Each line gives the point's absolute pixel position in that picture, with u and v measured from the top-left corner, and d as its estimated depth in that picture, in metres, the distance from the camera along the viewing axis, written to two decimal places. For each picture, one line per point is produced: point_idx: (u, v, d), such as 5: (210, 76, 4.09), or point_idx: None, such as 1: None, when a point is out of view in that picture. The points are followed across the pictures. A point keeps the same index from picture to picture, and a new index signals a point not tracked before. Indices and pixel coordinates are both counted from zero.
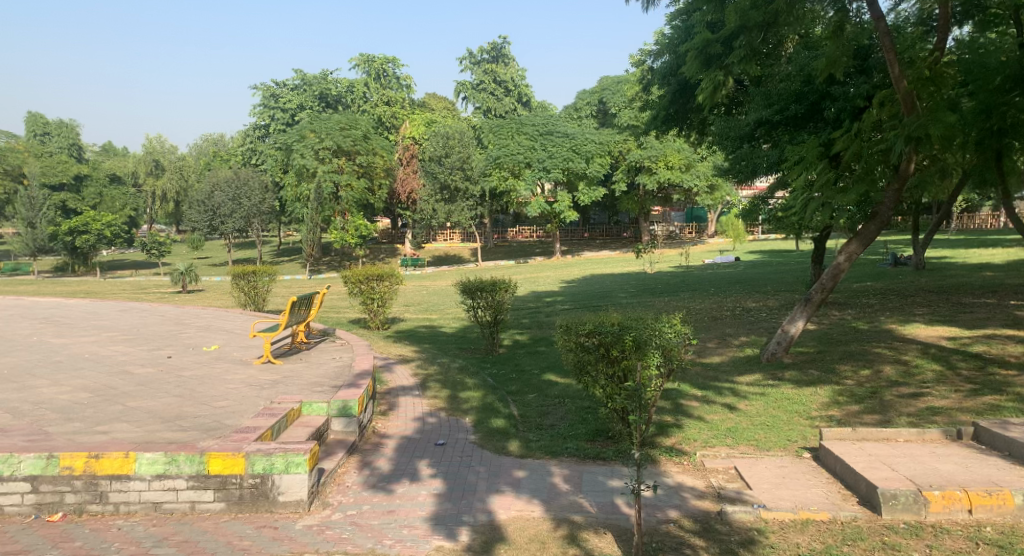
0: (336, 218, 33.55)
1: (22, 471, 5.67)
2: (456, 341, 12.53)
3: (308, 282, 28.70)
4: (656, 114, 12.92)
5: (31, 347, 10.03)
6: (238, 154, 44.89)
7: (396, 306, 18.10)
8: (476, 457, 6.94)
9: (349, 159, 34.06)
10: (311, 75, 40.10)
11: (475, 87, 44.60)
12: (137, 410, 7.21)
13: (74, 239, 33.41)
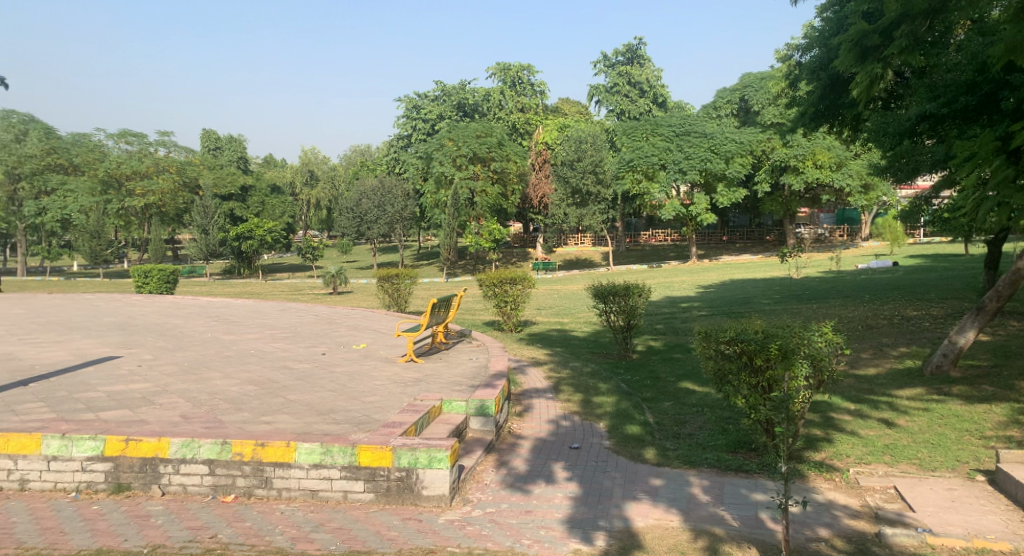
0: (471, 223, 34.43)
1: (201, 454, 6.22)
2: (590, 346, 12.60)
3: (445, 286, 29.54)
4: (805, 111, 12.58)
5: (206, 343, 10.94)
6: (384, 163, 46.74)
7: (530, 309, 18.38)
8: (612, 462, 7.01)
9: (483, 166, 34.69)
10: (450, 86, 41.28)
11: (610, 90, 44.55)
12: (296, 402, 7.73)
13: (241, 245, 36.02)
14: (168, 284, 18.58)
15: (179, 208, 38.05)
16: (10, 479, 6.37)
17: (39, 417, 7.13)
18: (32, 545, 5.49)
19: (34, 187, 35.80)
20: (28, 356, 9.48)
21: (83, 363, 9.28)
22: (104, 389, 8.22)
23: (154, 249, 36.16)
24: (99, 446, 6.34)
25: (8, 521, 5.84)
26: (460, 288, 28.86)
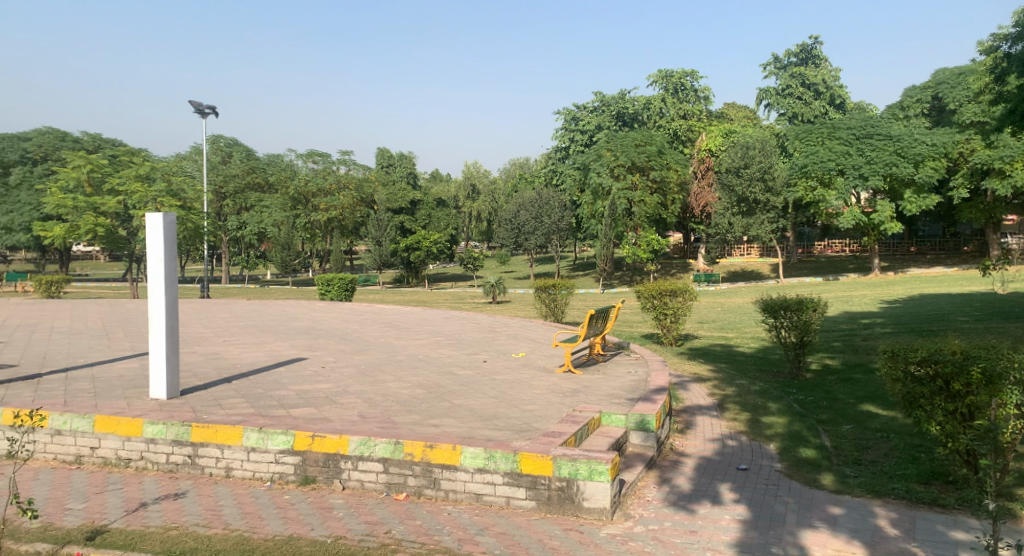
0: (629, 234, 33.99)
1: (376, 453, 6.65)
2: (757, 362, 12.27)
3: (603, 296, 29.66)
4: (1015, 108, 11.72)
5: (379, 347, 11.62)
6: (543, 175, 47.47)
7: (692, 323, 18.12)
8: (784, 486, 6.85)
9: (642, 175, 34.56)
10: (610, 96, 41.29)
11: (781, 93, 43.17)
12: (460, 407, 8.07)
13: (409, 255, 37.77)
14: (346, 292, 19.76)
15: (356, 221, 40.24)
16: (217, 466, 7.09)
17: (240, 411, 7.88)
18: (236, 527, 6.07)
19: (236, 204, 39.47)
20: (229, 355, 10.47)
21: (274, 363, 10.12)
22: (293, 387, 8.94)
23: (334, 260, 38.60)
24: (290, 440, 6.90)
25: (216, 504, 6.50)
26: (620, 298, 28.93)
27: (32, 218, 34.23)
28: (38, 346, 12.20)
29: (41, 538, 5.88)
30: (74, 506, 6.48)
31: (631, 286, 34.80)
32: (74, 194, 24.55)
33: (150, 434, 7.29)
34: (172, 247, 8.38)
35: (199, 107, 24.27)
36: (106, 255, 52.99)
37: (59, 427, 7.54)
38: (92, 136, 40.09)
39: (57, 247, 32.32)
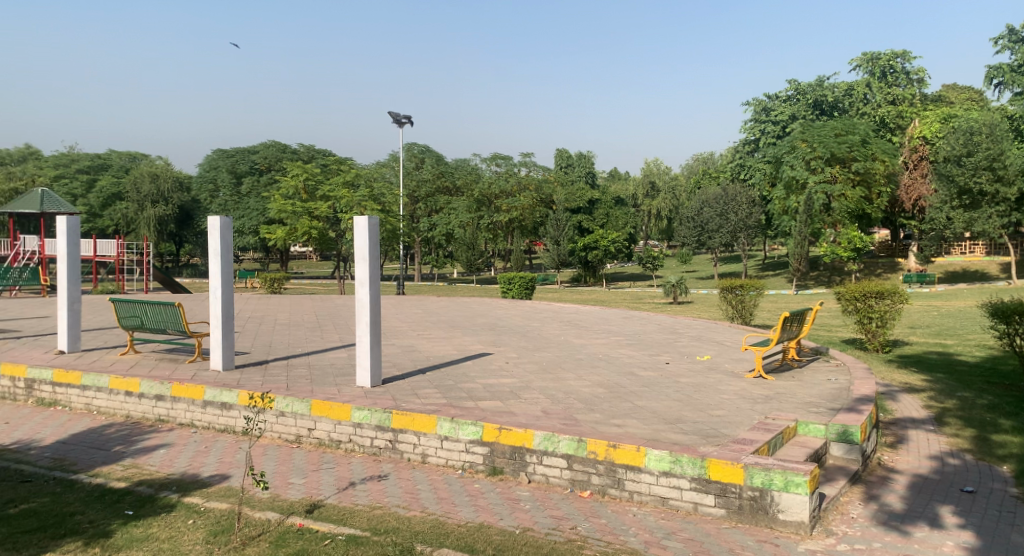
0: (826, 231, 32.55)
1: (560, 449, 6.83)
2: (983, 373, 11.32)
3: (796, 298, 28.33)
4: None
5: (562, 345, 11.84)
6: (729, 171, 46.09)
7: (902, 328, 17.03)
8: (1018, 515, 6.32)
9: (844, 167, 32.60)
10: (806, 84, 39.67)
11: (1016, 70, 39.40)
12: (644, 408, 8.10)
13: (587, 255, 37.93)
14: (527, 290, 20.23)
15: (535, 221, 40.88)
16: (415, 451, 7.59)
17: (434, 402, 8.35)
18: (431, 511, 6.47)
19: (427, 207, 41.45)
20: (422, 348, 11.09)
21: (464, 357, 10.61)
22: (481, 381, 9.33)
23: (515, 260, 39.63)
24: (479, 431, 7.25)
25: (414, 488, 6.97)
26: (816, 301, 27.68)
27: (257, 222, 37.91)
28: (263, 336, 13.55)
29: (269, 507, 6.59)
30: (294, 481, 7.20)
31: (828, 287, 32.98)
32: (293, 200, 26.91)
33: (357, 419, 7.91)
34: (376, 245, 9.05)
35: (397, 117, 25.70)
36: (315, 253, 57.50)
37: (281, 408, 8.36)
38: (306, 145, 43.51)
39: (275, 248, 35.51)
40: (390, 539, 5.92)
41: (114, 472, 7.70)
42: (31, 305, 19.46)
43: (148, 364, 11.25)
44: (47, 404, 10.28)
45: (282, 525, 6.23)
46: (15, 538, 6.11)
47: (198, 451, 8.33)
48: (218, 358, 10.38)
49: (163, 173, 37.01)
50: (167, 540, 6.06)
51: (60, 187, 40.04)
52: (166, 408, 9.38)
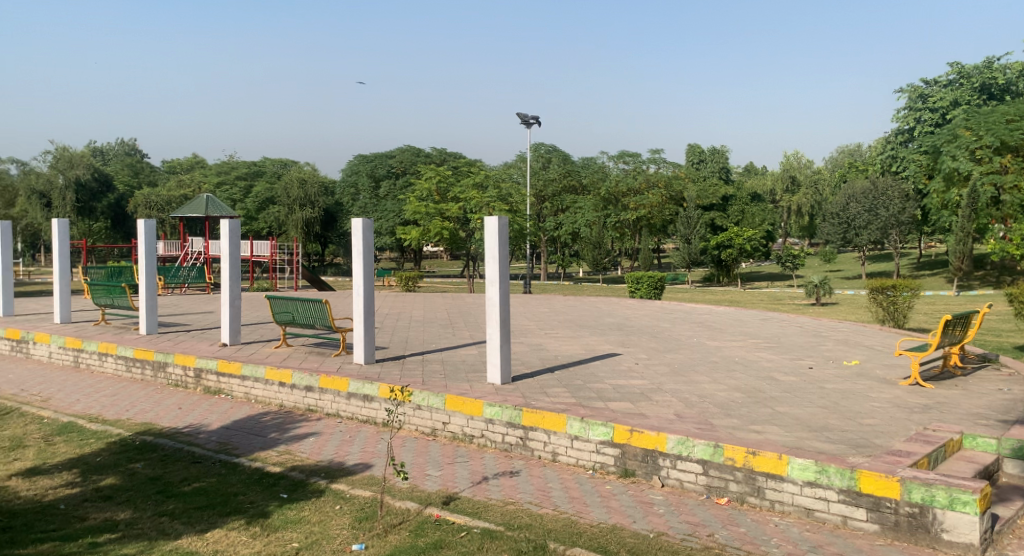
0: (994, 226, 30.00)
1: (695, 454, 6.67)
2: None
3: (957, 300, 26.36)
4: None
5: (695, 347, 11.58)
6: (880, 163, 43.59)
7: None
8: None
9: (1017, 156, 29.92)
10: (971, 67, 37.39)
11: None
12: (786, 415, 7.79)
13: (721, 253, 36.88)
14: (656, 290, 19.88)
15: (665, 219, 40.01)
16: (546, 449, 7.61)
17: (564, 401, 8.36)
18: (564, 510, 6.47)
19: (553, 205, 41.54)
20: (552, 347, 11.10)
21: (593, 357, 10.56)
22: (612, 381, 9.25)
23: (643, 259, 39.14)
24: (609, 432, 7.19)
25: (545, 486, 6.99)
26: (981, 302, 25.60)
27: (393, 223, 39.17)
28: (399, 332, 13.98)
29: (408, 497, 6.82)
30: (431, 473, 7.41)
31: (995, 287, 30.51)
32: (426, 201, 27.56)
33: (489, 415, 8.02)
34: (504, 245, 9.16)
35: (525, 118, 25.87)
36: (448, 252, 58.89)
37: (418, 401, 8.59)
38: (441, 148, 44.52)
39: (410, 248, 36.61)
40: (523, 534, 5.97)
41: (270, 457, 8.17)
42: (195, 301, 20.93)
43: (298, 357, 11.85)
44: (212, 392, 10.99)
45: (420, 515, 6.42)
46: (188, 514, 6.69)
47: (343, 440, 8.69)
48: (359, 352, 10.82)
49: (310, 179, 38.76)
50: (316, 524, 6.41)
51: (221, 193, 42.90)
52: (314, 398, 9.84)
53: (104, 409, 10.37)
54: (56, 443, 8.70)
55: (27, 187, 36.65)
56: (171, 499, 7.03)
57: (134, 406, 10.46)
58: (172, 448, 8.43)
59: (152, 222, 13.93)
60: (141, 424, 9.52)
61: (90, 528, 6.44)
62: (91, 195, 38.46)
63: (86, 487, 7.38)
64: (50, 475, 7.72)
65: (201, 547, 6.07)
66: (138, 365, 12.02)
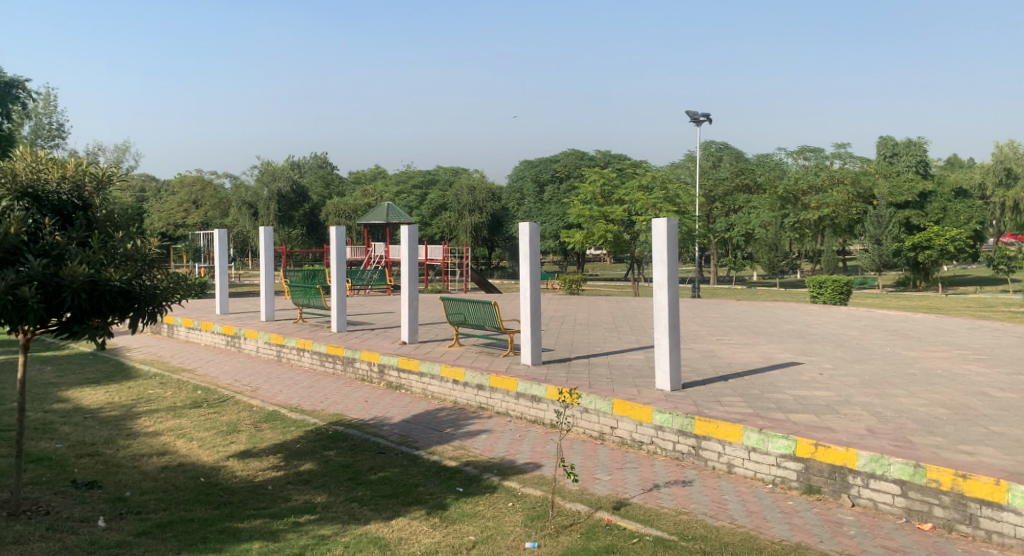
0: None
1: (892, 473, 6.12)
2: None
3: None
4: None
5: (888, 357, 10.73)
6: None
7: None
8: None
9: None
10: None
11: None
12: (1002, 436, 7.01)
13: (917, 255, 34.28)
14: (841, 296, 18.70)
15: (851, 218, 37.53)
16: (720, 460, 7.26)
17: (741, 410, 7.98)
18: (742, 523, 6.14)
19: (725, 206, 40.39)
20: (726, 354, 10.65)
21: (770, 366, 10.01)
22: (792, 392, 8.71)
23: (826, 262, 37.16)
24: (791, 445, 6.76)
25: (721, 498, 6.66)
26: None
27: (557, 227, 39.42)
28: (564, 335, 13.92)
29: (578, 499, 6.73)
30: (601, 476, 7.28)
31: None
32: (591, 205, 27.44)
33: (659, 422, 7.78)
34: (674, 248, 8.92)
35: (695, 116, 25.17)
36: (615, 256, 58.46)
37: (586, 405, 8.48)
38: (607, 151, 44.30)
39: (578, 252, 36.64)
40: (700, 545, 5.71)
41: (446, 451, 8.33)
42: (379, 301, 21.95)
43: (470, 357, 12.06)
44: (393, 387, 11.41)
45: (591, 519, 6.30)
46: (375, 501, 6.94)
47: (514, 439, 8.72)
48: (526, 354, 10.87)
49: (479, 186, 39.70)
50: (491, 518, 6.46)
51: (399, 201, 45.00)
52: (485, 397, 9.97)
53: (301, 400, 11.02)
54: (262, 429, 9.33)
55: (238, 199, 40.54)
56: (360, 486, 7.34)
57: (326, 398, 11.05)
58: (360, 439, 8.81)
59: (341, 227, 14.71)
60: (333, 414, 10.03)
61: (292, 509, 6.84)
62: (290, 205, 41.46)
63: (288, 471, 7.85)
64: (258, 458, 8.28)
65: (386, 534, 6.25)
66: (329, 360, 12.70)
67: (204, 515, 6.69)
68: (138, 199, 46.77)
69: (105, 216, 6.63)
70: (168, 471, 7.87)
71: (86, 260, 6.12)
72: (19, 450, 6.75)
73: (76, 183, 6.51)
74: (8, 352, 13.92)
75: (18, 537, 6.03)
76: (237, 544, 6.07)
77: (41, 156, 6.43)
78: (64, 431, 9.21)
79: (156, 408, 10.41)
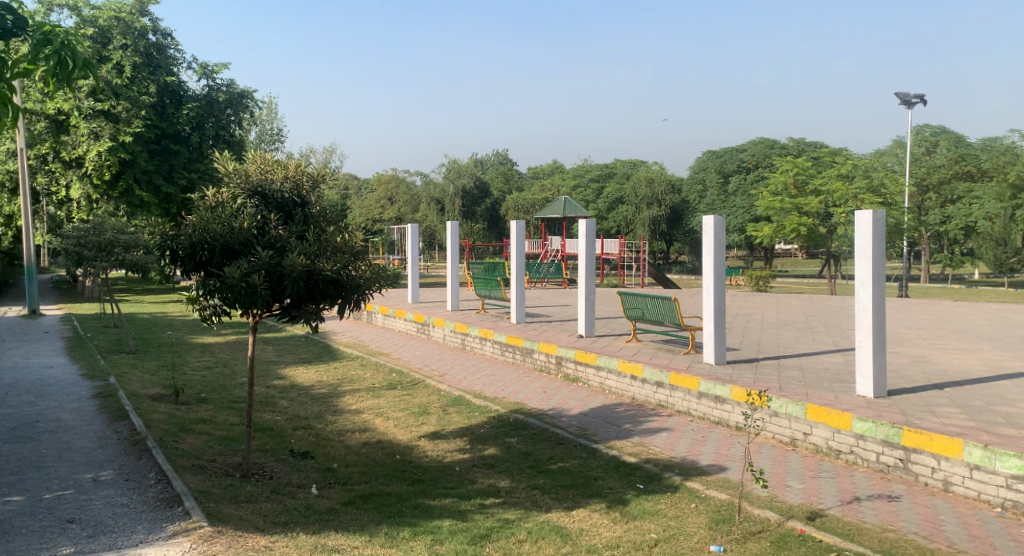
0: None
1: None
2: None
3: None
4: None
5: None
6: None
7: None
8: None
9: None
10: None
11: None
12: None
13: None
14: None
15: None
16: (934, 477, 6.53)
17: (960, 423, 7.16)
18: (963, 549, 5.47)
19: (941, 196, 37.08)
20: (940, 361, 9.65)
21: (997, 375, 8.94)
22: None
23: None
24: None
25: (936, 518, 5.98)
26: None
27: (744, 220, 37.83)
28: (752, 334, 13.21)
29: (767, 506, 6.27)
30: (793, 484, 6.76)
31: None
32: (782, 196, 26.14)
33: (860, 431, 7.13)
34: (882, 243, 8.15)
35: (907, 98, 23.26)
36: (807, 251, 55.38)
37: (775, 408, 7.93)
38: (799, 140, 42.11)
39: (766, 246, 35.06)
40: None
41: (626, 447, 8.08)
42: (560, 295, 21.95)
43: (650, 353, 11.71)
44: (571, 379, 11.28)
45: (783, 527, 5.85)
46: (557, 491, 6.82)
47: (696, 439, 8.32)
48: (710, 352, 10.38)
49: (658, 177, 39.17)
50: (673, 517, 6.16)
51: (577, 195, 45.07)
52: (665, 394, 9.61)
53: (484, 387, 11.15)
54: (449, 413, 9.50)
55: (428, 195, 42.82)
56: (541, 475, 7.24)
57: (508, 386, 11.11)
58: (540, 428, 8.74)
59: (521, 222, 14.77)
60: (514, 403, 10.05)
61: (478, 491, 6.85)
62: (474, 201, 42.64)
63: (474, 455, 7.90)
64: (447, 440, 8.40)
65: (568, 524, 6.10)
66: (509, 350, 12.78)
67: (399, 490, 6.85)
68: (340, 196, 50.07)
69: (320, 211, 6.92)
70: (368, 447, 8.16)
71: (303, 252, 6.44)
72: (248, 418, 7.23)
73: (296, 182, 6.87)
74: (238, 332, 15.23)
75: (248, 497, 6.44)
76: (430, 519, 6.14)
77: (267, 157, 6.86)
78: (281, 405, 9.82)
79: (357, 388, 10.90)
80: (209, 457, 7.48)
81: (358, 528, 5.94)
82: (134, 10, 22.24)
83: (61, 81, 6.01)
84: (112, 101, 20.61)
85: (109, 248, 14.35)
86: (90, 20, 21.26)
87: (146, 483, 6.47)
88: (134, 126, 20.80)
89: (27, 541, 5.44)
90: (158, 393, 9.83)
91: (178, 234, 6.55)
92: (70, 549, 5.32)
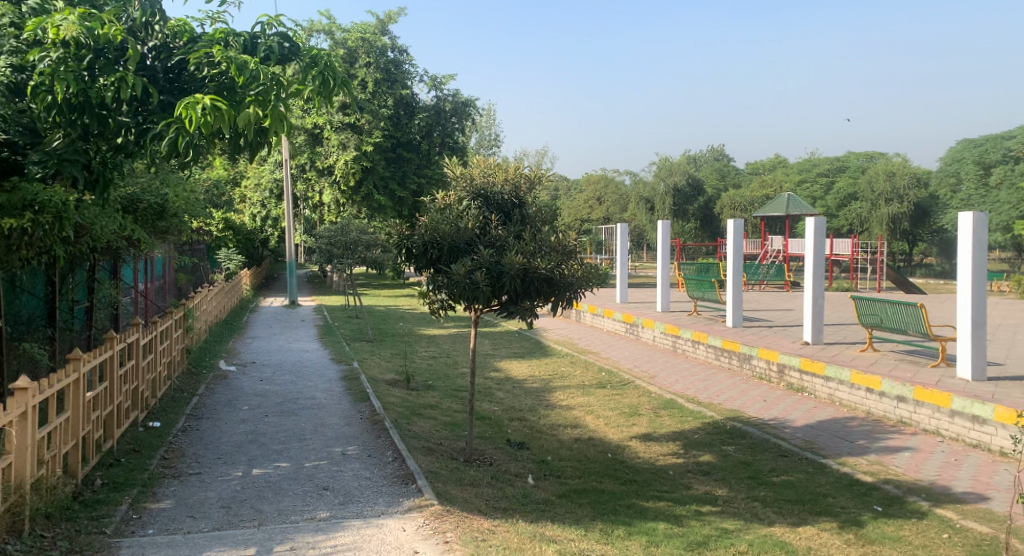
0: None
1: None
2: None
3: None
4: None
5: None
6: None
7: None
8: None
9: None
10: None
11: None
12: None
13: None
14: None
15: None
16: None
17: None
18: None
19: None
20: None
21: None
22: None
23: None
24: None
25: None
26: None
27: (1004, 218, 33.76)
28: (1019, 347, 11.50)
29: None
30: None
31: None
32: None
33: None
34: None
35: None
36: None
37: None
38: None
39: None
40: None
41: (860, 464, 7.21)
42: (783, 298, 20.58)
43: (889, 364, 10.51)
44: (795, 389, 10.37)
45: None
46: (780, 504, 6.16)
47: (948, 461, 7.25)
48: (965, 366, 9.06)
49: (900, 171, 35.93)
50: (921, 547, 5.33)
51: (802, 192, 42.63)
52: (908, 411, 8.53)
53: (697, 391, 10.53)
54: (661, 415, 9.01)
55: (638, 195, 42.22)
56: (762, 486, 6.59)
57: (723, 392, 10.43)
58: (761, 438, 8.03)
59: (739, 221, 13.91)
60: (731, 410, 9.38)
61: (695, 498, 6.34)
62: (686, 199, 41.42)
63: (688, 460, 7.38)
64: (660, 443, 7.93)
65: (793, 540, 5.45)
66: (724, 355, 12.04)
67: (613, 488, 6.49)
68: (552, 197, 50.71)
69: (536, 213, 6.70)
70: (580, 443, 7.88)
71: (520, 251, 6.26)
72: (471, 404, 7.22)
73: (514, 184, 6.67)
74: (459, 326, 15.62)
75: (473, 480, 6.35)
76: (645, 521, 5.73)
77: (484, 161, 6.73)
78: (498, 396, 9.81)
79: (569, 384, 10.69)
80: (436, 440, 7.54)
81: (573, 522, 5.64)
82: (377, 30, 23.65)
83: (325, 98, 5.95)
84: (357, 114, 22.12)
85: (354, 246, 15.26)
86: (341, 42, 22.91)
87: (386, 460, 6.57)
88: (375, 137, 22.21)
89: (293, 502, 5.61)
90: (392, 378, 10.18)
91: (411, 232, 6.60)
92: (326, 513, 5.41)
